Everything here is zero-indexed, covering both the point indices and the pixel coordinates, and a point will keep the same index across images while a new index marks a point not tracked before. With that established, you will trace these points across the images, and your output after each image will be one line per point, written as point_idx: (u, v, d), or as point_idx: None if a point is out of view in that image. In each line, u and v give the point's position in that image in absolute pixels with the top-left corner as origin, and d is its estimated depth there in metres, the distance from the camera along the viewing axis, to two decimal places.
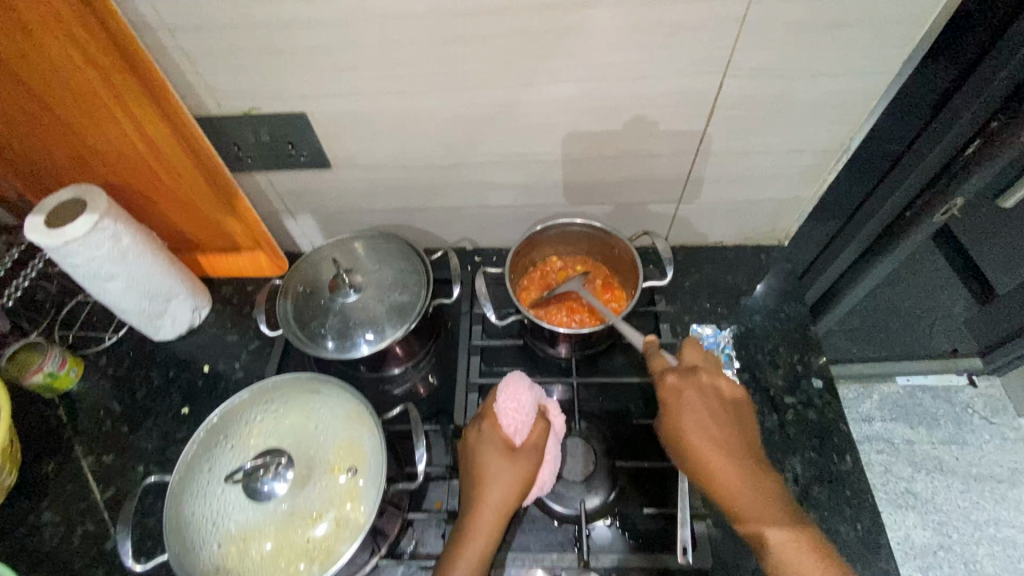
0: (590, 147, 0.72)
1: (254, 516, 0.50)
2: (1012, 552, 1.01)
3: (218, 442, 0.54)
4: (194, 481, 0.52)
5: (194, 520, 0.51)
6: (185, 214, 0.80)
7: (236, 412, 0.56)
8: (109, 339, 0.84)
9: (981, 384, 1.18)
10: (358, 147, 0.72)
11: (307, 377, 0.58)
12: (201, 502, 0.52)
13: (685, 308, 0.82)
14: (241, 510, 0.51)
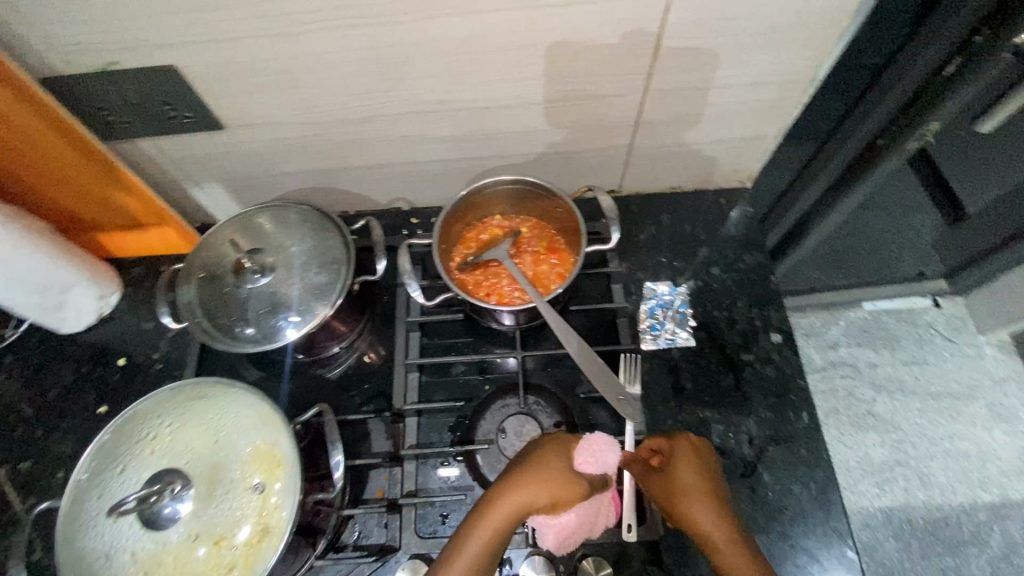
0: (524, 91, 0.62)
1: (159, 541, 0.48)
2: (964, 462, 1.04)
3: (112, 465, 0.51)
4: (89, 510, 0.49)
5: (95, 550, 0.48)
6: (65, 193, 0.69)
7: (128, 430, 0.52)
8: (10, 335, 0.76)
9: (945, 305, 1.15)
10: (249, 103, 0.61)
11: (203, 383, 0.54)
12: (101, 531, 0.49)
13: (638, 265, 0.76)
14: (144, 536, 0.48)
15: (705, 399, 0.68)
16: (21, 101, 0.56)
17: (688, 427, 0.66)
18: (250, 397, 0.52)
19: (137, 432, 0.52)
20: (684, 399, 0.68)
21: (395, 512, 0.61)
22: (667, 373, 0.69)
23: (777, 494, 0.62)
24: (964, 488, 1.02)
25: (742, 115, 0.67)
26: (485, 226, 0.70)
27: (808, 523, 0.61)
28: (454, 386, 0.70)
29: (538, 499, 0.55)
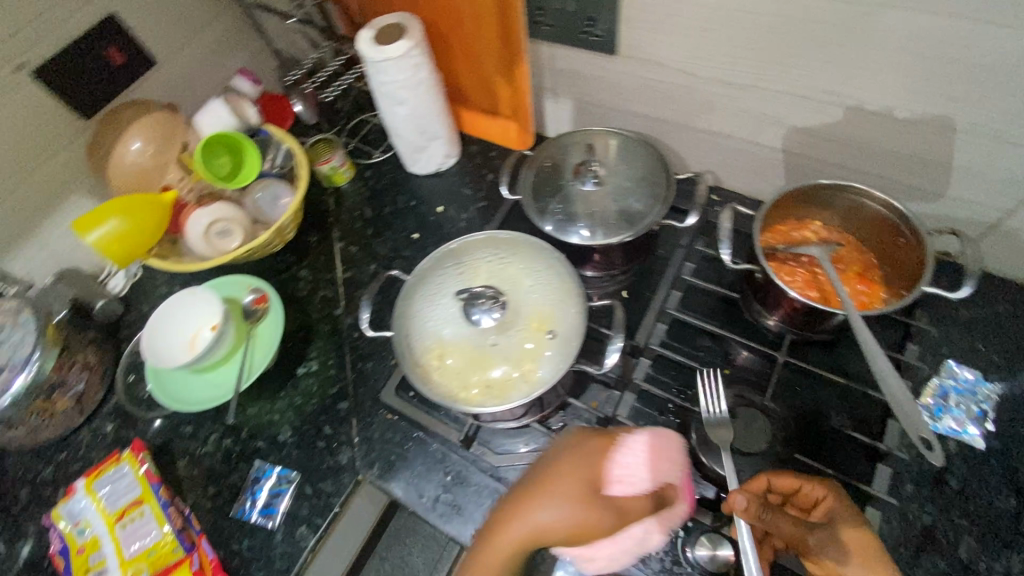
0: (925, 109, 0.59)
1: (463, 331, 0.62)
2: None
3: (450, 265, 0.67)
4: (426, 286, 0.66)
5: (420, 314, 0.64)
6: (470, 67, 0.86)
7: (470, 248, 0.68)
8: (377, 157, 0.99)
9: None
10: (654, 39, 0.69)
11: (533, 242, 0.67)
12: (429, 304, 0.64)
13: (945, 338, 0.67)
14: (454, 322, 0.62)
15: (969, 507, 0.59)
16: None
17: (934, 522, 0.58)
18: (563, 270, 0.64)
19: (477, 253, 0.68)
20: (941, 492, 0.60)
21: (604, 427, 0.67)
22: (931, 459, 0.61)
23: None
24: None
25: None
26: (800, 226, 0.68)
27: None
28: (693, 351, 0.71)
29: (560, 525, 0.51)
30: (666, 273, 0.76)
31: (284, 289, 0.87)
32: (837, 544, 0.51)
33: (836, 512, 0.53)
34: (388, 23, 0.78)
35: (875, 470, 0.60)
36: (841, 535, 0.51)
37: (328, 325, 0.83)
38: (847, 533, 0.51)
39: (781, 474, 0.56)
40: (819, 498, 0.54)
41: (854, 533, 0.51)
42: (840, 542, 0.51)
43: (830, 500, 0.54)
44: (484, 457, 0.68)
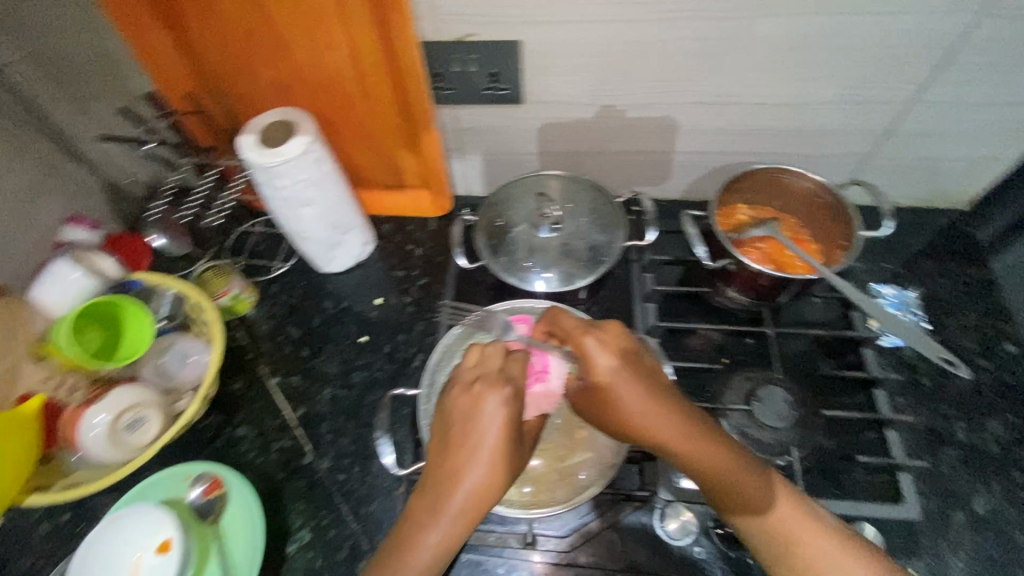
0: (800, 91, 0.70)
1: None
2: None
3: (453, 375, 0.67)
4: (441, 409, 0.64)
5: None
6: (367, 147, 0.80)
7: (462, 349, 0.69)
8: (278, 268, 0.86)
9: None
10: (559, 81, 0.71)
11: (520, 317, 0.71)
12: None
13: (863, 268, 0.80)
14: None
15: (946, 396, 0.70)
16: (389, 59, 0.68)
17: (931, 420, 0.68)
18: None
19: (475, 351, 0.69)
20: (924, 394, 0.70)
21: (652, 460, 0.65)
22: (904, 369, 0.71)
23: None
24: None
25: (993, 133, 0.72)
26: (734, 210, 0.75)
27: None
28: (688, 353, 0.74)
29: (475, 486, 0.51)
30: (635, 289, 0.78)
31: (228, 458, 0.71)
32: (630, 419, 0.52)
33: (634, 383, 0.52)
34: (271, 122, 0.69)
35: (876, 397, 0.68)
36: (628, 407, 0.52)
37: (305, 480, 0.69)
38: (639, 409, 0.52)
39: (593, 343, 0.54)
40: (620, 375, 0.52)
41: (653, 403, 0.52)
42: (630, 416, 0.52)
43: (632, 373, 0.53)
44: (555, 547, 0.62)
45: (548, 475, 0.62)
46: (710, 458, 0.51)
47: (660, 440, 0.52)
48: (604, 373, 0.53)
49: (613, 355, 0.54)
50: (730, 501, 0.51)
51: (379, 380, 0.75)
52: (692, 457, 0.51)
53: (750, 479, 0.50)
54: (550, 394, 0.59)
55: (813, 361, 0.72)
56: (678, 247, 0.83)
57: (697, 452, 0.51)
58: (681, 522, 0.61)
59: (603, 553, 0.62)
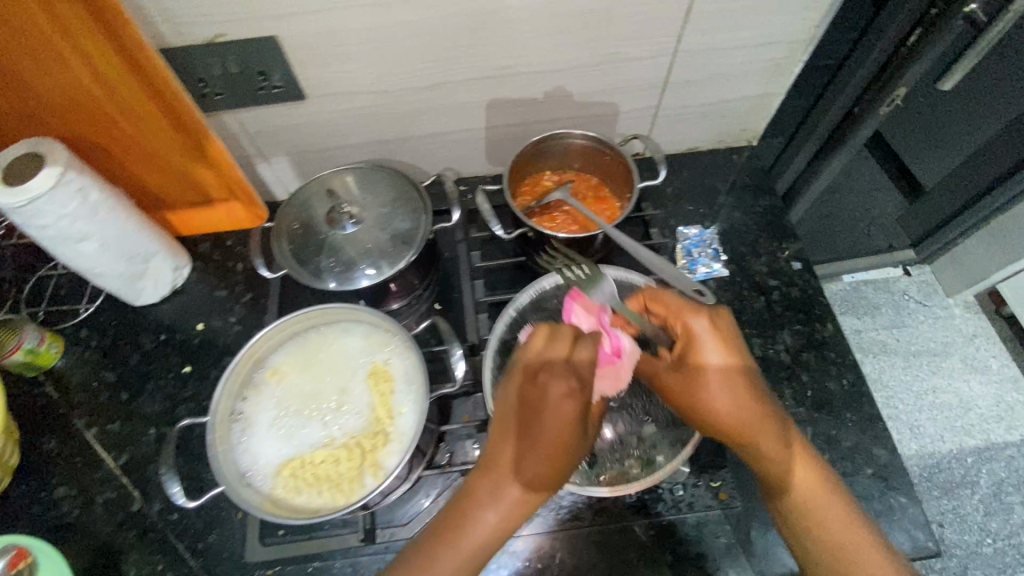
0: (572, 55, 0.72)
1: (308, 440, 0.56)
2: (949, 413, 1.14)
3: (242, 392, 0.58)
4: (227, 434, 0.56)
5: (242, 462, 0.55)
6: (151, 166, 0.75)
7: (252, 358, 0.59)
8: (85, 310, 0.79)
9: (914, 273, 1.26)
10: (334, 73, 0.69)
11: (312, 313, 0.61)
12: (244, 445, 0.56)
13: (670, 213, 0.86)
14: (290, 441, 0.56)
15: (744, 318, 0.77)
16: (137, 70, 0.63)
17: None
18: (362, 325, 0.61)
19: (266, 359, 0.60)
20: None
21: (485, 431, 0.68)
22: None
23: (814, 388, 0.72)
24: (952, 435, 1.12)
25: (754, 73, 0.79)
26: (539, 178, 0.78)
27: (847, 410, 0.70)
28: None
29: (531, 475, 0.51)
30: (461, 271, 0.80)
31: (46, 523, 0.66)
32: (715, 405, 0.56)
33: (728, 363, 0.57)
34: (14, 158, 0.62)
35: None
36: (715, 392, 0.56)
37: (135, 527, 0.65)
38: (730, 395, 0.56)
39: (698, 331, 0.58)
40: (711, 357, 0.57)
41: (720, 378, 0.56)
42: (716, 401, 0.56)
43: (733, 351, 0.57)
44: (395, 536, 0.63)
45: (355, 485, 0.54)
46: (777, 441, 0.55)
47: (720, 416, 0.56)
48: (697, 355, 0.58)
49: (698, 343, 0.58)
50: (795, 511, 0.54)
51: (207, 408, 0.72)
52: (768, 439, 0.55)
53: (783, 439, 0.55)
54: (618, 377, 0.61)
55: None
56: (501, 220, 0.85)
57: (778, 431, 0.55)
58: None
59: None
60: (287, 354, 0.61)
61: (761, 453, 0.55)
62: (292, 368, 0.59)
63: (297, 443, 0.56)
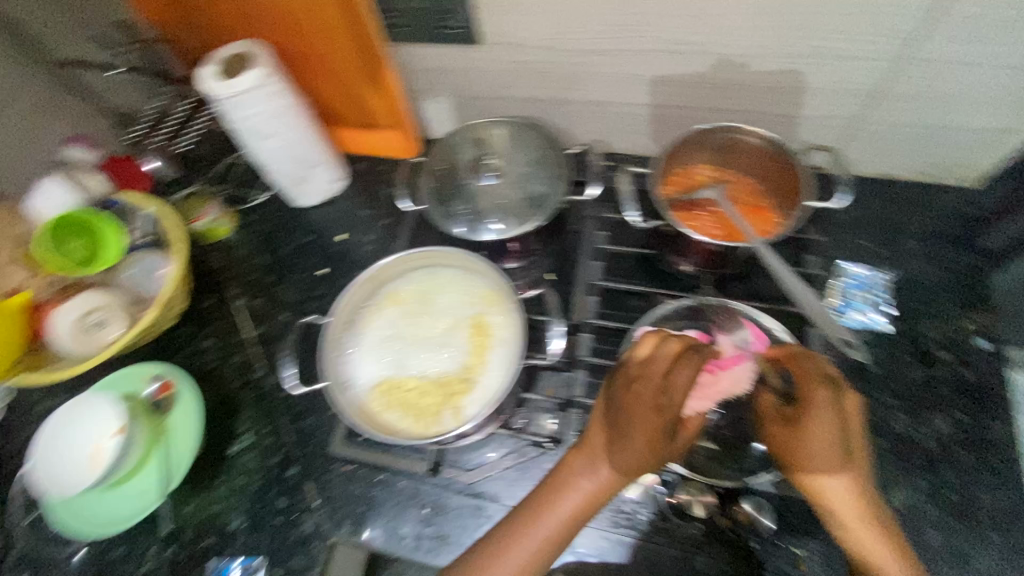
0: (771, 41, 0.63)
1: (405, 367, 0.60)
2: None
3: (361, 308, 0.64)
4: (340, 339, 0.62)
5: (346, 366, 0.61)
6: (333, 83, 0.81)
7: (376, 280, 0.64)
8: (257, 198, 0.91)
9: None
10: (512, 22, 0.68)
11: (436, 252, 0.64)
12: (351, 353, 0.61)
13: (836, 243, 0.74)
14: (389, 362, 0.61)
15: (892, 385, 0.66)
16: None
17: (867, 406, 0.65)
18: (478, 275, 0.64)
19: (387, 283, 0.65)
20: (867, 378, 0.66)
21: (565, 411, 0.67)
22: (850, 353, 0.68)
23: (958, 492, 0.60)
24: None
25: (1009, 100, 0.63)
26: (693, 170, 0.71)
27: (994, 530, 0.58)
28: (625, 313, 0.73)
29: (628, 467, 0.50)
30: (582, 247, 0.77)
31: (192, 365, 0.79)
32: (797, 449, 0.51)
33: (828, 414, 0.50)
34: (230, 55, 0.71)
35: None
36: (820, 440, 0.49)
37: (253, 391, 0.76)
38: (819, 449, 0.50)
39: (808, 378, 0.52)
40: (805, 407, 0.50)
41: (828, 431, 0.49)
42: (801, 447, 0.50)
43: (834, 406, 0.50)
44: (457, 478, 0.66)
45: (433, 420, 0.57)
46: (851, 508, 0.49)
47: (812, 465, 0.50)
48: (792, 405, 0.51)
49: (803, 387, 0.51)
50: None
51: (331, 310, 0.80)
52: (843, 501, 0.50)
53: (858, 506, 0.49)
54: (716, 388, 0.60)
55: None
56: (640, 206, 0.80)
57: (855, 497, 0.49)
58: None
59: (500, 492, 0.65)
60: (404, 283, 0.65)
61: (831, 505, 0.50)
62: (407, 297, 0.64)
63: (394, 367, 0.61)
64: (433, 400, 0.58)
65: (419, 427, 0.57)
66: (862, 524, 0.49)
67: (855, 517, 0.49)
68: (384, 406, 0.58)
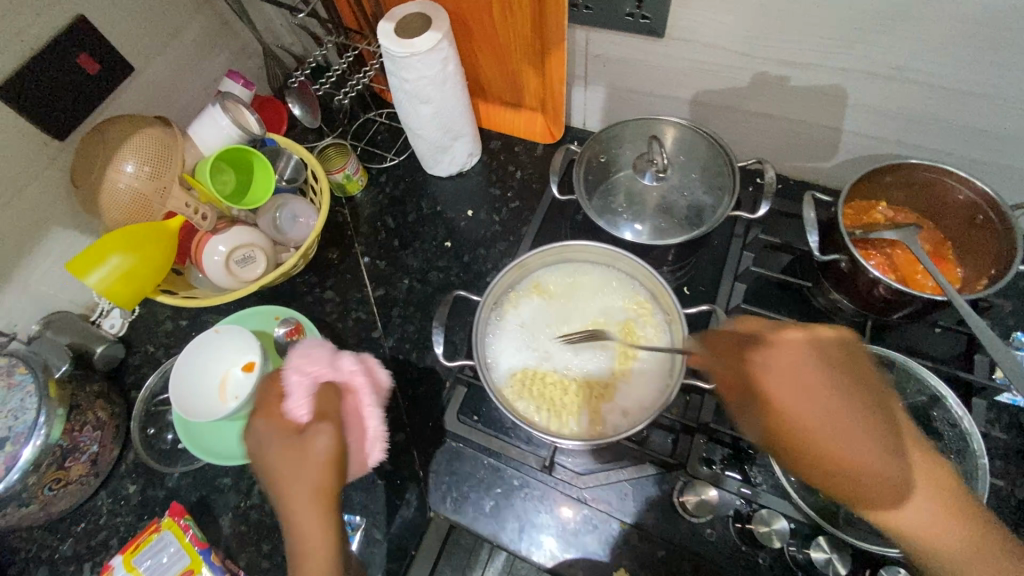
0: (1003, 81, 0.57)
1: (548, 360, 0.60)
2: None
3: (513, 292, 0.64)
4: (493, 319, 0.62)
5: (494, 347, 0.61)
6: (494, 56, 0.80)
7: (532, 266, 0.64)
8: (390, 160, 0.91)
9: None
10: (707, 19, 0.64)
11: (599, 251, 0.63)
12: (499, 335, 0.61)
13: (1011, 310, 0.68)
14: (533, 352, 0.60)
15: None
16: None
17: None
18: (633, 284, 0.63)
19: (539, 271, 0.65)
20: None
21: (690, 435, 0.64)
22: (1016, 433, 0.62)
23: None
24: None
25: None
26: (871, 207, 0.66)
27: None
28: None
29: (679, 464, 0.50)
30: (726, 266, 0.73)
31: (311, 313, 0.80)
32: (856, 484, 0.46)
33: (860, 428, 0.47)
34: (408, 14, 0.70)
35: (967, 436, 0.55)
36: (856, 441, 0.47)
37: (369, 351, 0.76)
38: (874, 467, 0.46)
39: (783, 394, 0.49)
40: (831, 427, 0.47)
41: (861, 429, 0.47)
42: (858, 475, 0.46)
43: (865, 415, 0.48)
44: (569, 479, 0.65)
45: (572, 419, 0.56)
46: (942, 526, 0.45)
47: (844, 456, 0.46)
48: (810, 435, 0.48)
49: (826, 407, 0.48)
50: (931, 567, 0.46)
51: (452, 284, 0.80)
52: (927, 519, 0.45)
53: (944, 518, 0.45)
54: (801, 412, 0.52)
55: (903, 390, 0.59)
56: (790, 233, 0.75)
57: (938, 510, 0.46)
58: (700, 499, 0.60)
59: (613, 503, 0.64)
60: (559, 280, 0.65)
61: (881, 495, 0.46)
62: (561, 294, 0.64)
63: (540, 360, 0.60)
64: (576, 400, 0.57)
65: (556, 423, 0.56)
66: (957, 535, 0.45)
67: (949, 533, 0.45)
68: (522, 394, 0.58)
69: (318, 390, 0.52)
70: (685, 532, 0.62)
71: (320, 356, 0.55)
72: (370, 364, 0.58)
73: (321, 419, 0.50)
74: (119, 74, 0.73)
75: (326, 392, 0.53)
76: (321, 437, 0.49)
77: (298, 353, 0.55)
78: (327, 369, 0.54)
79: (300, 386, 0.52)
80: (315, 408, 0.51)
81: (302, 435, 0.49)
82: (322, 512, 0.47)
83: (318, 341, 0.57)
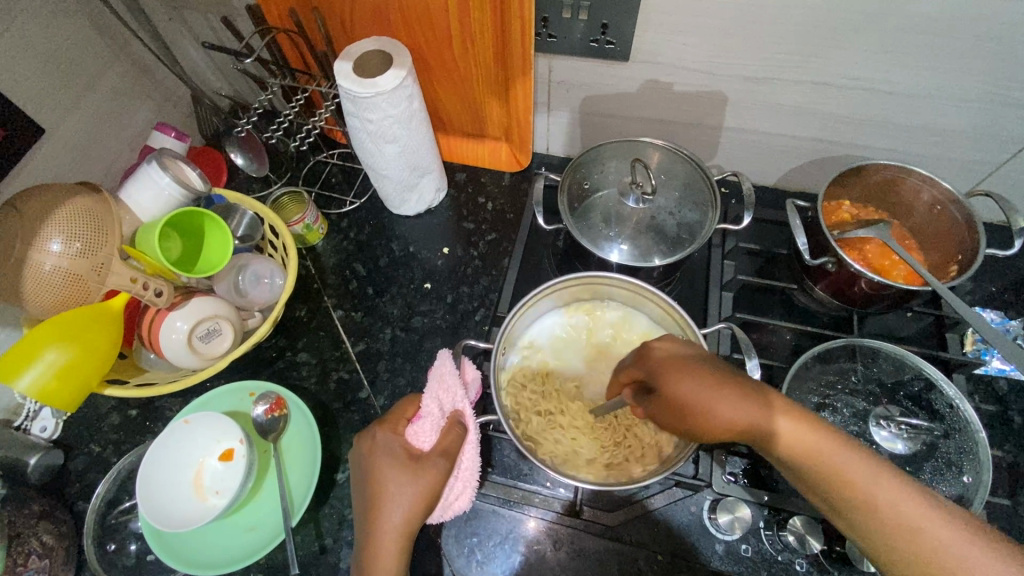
0: (940, 84, 0.62)
1: (555, 398, 0.64)
2: None
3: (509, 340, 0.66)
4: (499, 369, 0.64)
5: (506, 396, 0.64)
6: (455, 88, 0.78)
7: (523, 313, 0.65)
8: (350, 204, 0.85)
9: None
10: (671, 42, 0.65)
11: (598, 279, 0.64)
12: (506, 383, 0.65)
13: (965, 287, 0.74)
14: (539, 393, 0.64)
15: None
16: None
17: (1016, 458, 0.63)
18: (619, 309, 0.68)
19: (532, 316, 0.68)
20: (1011, 430, 0.65)
21: (708, 452, 0.64)
22: (994, 402, 0.67)
23: None
24: None
25: None
26: (838, 207, 0.70)
27: None
28: (760, 348, 0.69)
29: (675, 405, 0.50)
30: (711, 276, 0.73)
31: (285, 380, 0.72)
32: (737, 427, 0.47)
33: (715, 385, 0.48)
34: (367, 51, 0.65)
35: (962, 414, 0.58)
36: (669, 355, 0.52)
37: (358, 413, 0.70)
38: (744, 412, 0.46)
39: (676, 375, 0.50)
40: (721, 394, 0.47)
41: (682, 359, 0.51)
42: (730, 422, 0.47)
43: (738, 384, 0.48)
44: (596, 519, 0.62)
45: (594, 459, 0.61)
46: (817, 443, 0.44)
47: (731, 413, 0.47)
48: (684, 395, 0.49)
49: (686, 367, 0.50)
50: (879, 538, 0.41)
51: (439, 327, 0.76)
52: (822, 459, 0.44)
53: (834, 453, 0.44)
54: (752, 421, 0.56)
55: (901, 377, 0.62)
56: (763, 238, 0.78)
57: (833, 449, 0.44)
58: (733, 517, 0.60)
59: (644, 534, 0.62)
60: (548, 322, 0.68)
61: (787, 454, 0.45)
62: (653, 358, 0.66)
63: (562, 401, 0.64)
64: (604, 435, 0.62)
65: (571, 393, 0.64)
66: (843, 464, 0.43)
67: (861, 478, 0.43)
68: (541, 436, 0.62)
69: (444, 423, 0.55)
70: (721, 553, 0.60)
71: (454, 381, 0.56)
72: (448, 387, 0.56)
73: (437, 456, 0.53)
74: (28, 138, 0.63)
75: (450, 429, 0.54)
76: (433, 471, 0.52)
77: (433, 377, 0.58)
78: (456, 398, 0.56)
79: (431, 417, 0.56)
80: (436, 444, 0.54)
81: (415, 463, 0.53)
82: (397, 553, 0.50)
83: (450, 359, 0.58)
